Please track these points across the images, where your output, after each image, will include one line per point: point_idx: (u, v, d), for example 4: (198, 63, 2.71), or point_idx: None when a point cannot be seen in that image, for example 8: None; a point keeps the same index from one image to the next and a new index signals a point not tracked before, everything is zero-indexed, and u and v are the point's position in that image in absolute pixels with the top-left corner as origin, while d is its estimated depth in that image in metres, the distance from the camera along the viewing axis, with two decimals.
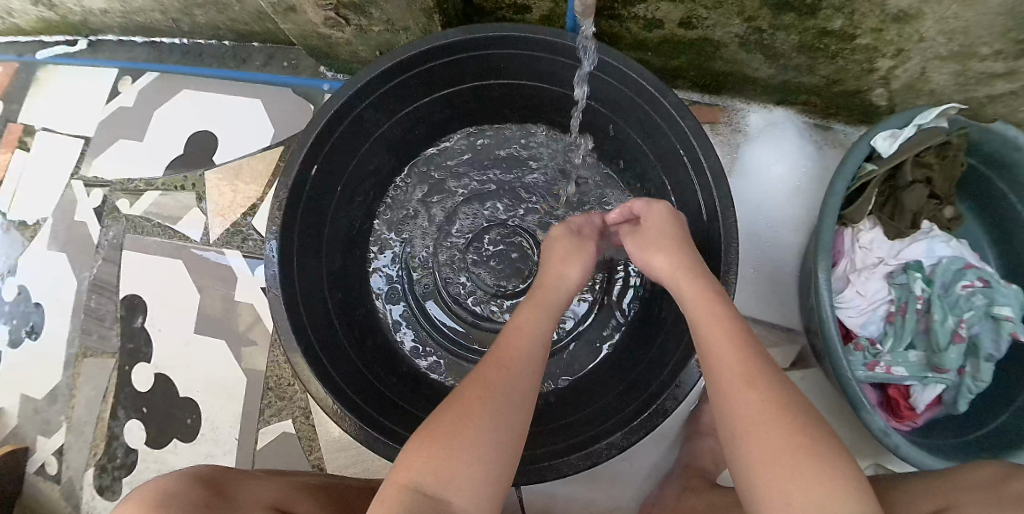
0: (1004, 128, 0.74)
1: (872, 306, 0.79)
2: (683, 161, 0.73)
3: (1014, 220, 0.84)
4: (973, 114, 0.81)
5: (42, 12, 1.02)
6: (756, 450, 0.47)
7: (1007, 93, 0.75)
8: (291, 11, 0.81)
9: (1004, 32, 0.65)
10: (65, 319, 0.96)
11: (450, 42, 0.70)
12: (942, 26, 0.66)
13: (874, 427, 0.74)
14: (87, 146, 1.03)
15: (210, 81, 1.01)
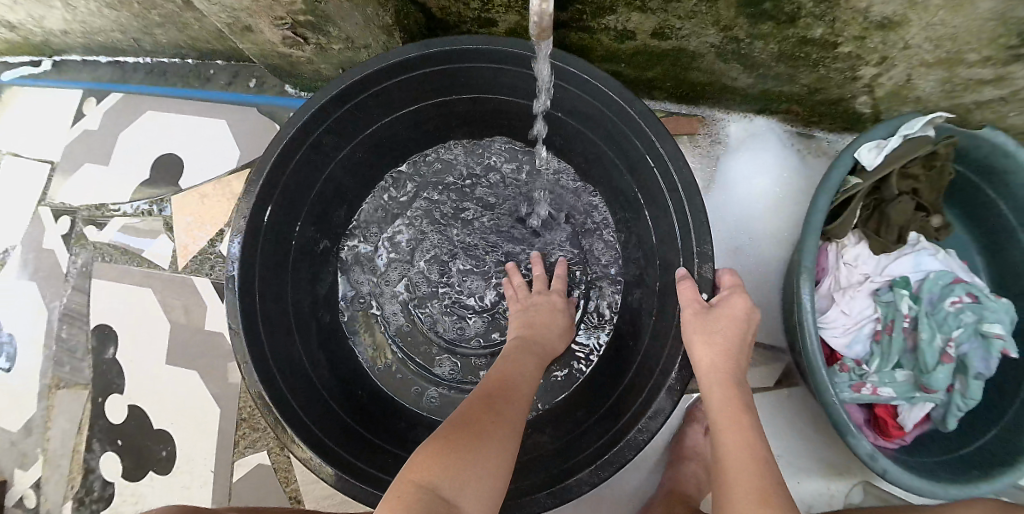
0: (993, 134, 0.71)
1: (858, 325, 0.76)
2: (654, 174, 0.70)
3: (1003, 228, 0.81)
4: (959, 121, 0.76)
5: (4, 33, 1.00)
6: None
7: (994, 99, 0.69)
8: (248, 30, 0.78)
9: (993, 38, 0.59)
10: (37, 350, 0.94)
11: (407, 59, 0.68)
12: (928, 33, 0.61)
13: (862, 451, 0.71)
14: (54, 171, 1.00)
15: (174, 101, 0.98)
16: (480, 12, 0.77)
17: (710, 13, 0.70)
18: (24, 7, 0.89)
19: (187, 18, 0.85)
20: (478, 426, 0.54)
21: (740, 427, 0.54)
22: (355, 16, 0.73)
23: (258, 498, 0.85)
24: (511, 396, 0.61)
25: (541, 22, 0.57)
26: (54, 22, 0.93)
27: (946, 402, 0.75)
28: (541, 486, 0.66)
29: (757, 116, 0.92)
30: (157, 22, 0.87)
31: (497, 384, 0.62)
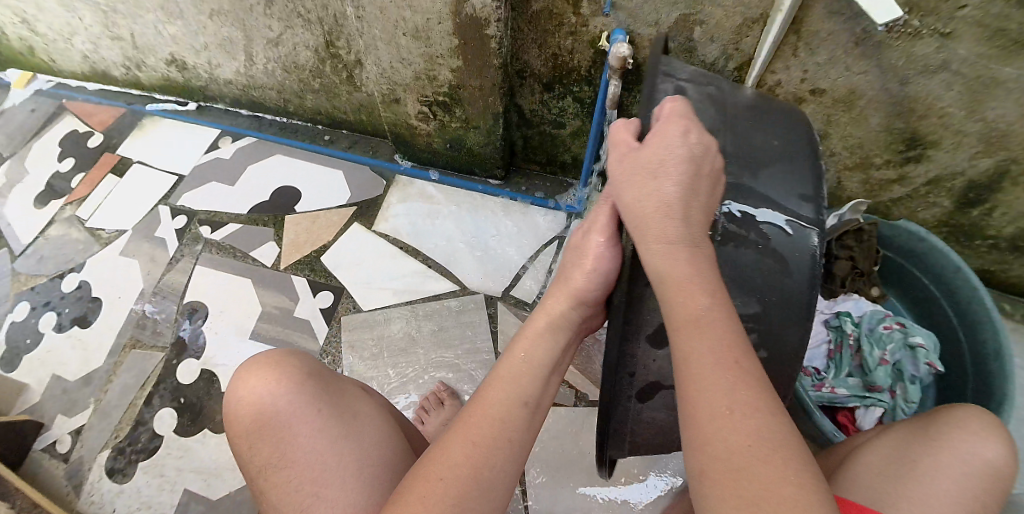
0: (906, 223, 1.05)
1: (815, 344, 1.04)
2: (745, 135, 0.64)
3: (927, 301, 1.09)
4: (884, 215, 1.12)
5: (172, 73, 1.32)
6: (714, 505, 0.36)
7: (903, 198, 1.07)
8: (395, 102, 1.14)
9: (887, 146, 0.99)
10: (122, 310, 1.04)
11: None
12: (845, 142, 1.02)
13: (824, 428, 0.87)
14: (180, 181, 1.22)
15: (301, 151, 1.28)
16: (556, 116, 1.16)
17: None
18: (208, 52, 1.21)
19: (340, 90, 1.20)
20: (435, 479, 0.46)
21: (702, 332, 0.42)
22: (478, 103, 1.10)
23: None
24: (502, 407, 0.50)
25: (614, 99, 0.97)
26: (226, 73, 1.25)
27: (892, 408, 0.97)
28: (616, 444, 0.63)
29: None
30: (315, 89, 1.21)
31: (490, 391, 0.51)
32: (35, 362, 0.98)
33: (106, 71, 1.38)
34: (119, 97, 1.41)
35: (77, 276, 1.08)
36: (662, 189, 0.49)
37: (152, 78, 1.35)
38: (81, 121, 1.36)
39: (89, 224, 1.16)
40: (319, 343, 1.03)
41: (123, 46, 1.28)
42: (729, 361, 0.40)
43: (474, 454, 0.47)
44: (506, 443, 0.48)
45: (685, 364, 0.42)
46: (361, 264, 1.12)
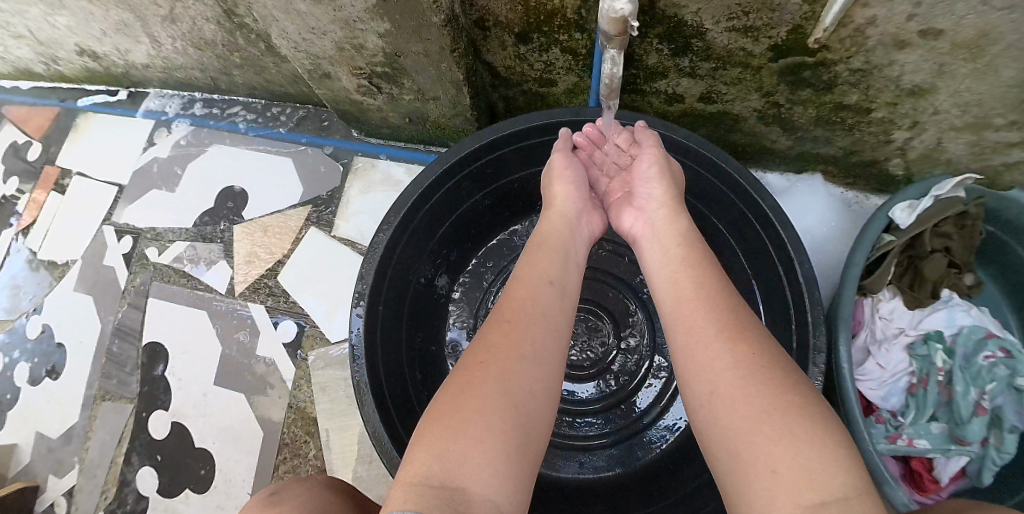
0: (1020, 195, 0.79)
1: (893, 378, 0.82)
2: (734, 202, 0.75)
3: None
4: (989, 182, 0.84)
5: (88, 63, 1.10)
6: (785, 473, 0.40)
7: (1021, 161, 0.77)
8: (327, 78, 0.86)
9: (1018, 104, 0.67)
10: (87, 359, 1.00)
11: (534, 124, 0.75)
12: (956, 99, 0.69)
13: (897, 503, 0.70)
14: (121, 193, 1.10)
15: (245, 137, 1.07)
16: (541, 72, 0.81)
17: (755, 80, 0.75)
18: (111, 39, 0.99)
19: (266, 63, 0.93)
20: (481, 380, 0.48)
21: (694, 315, 0.53)
22: (429, 70, 0.79)
23: None
24: (522, 319, 0.54)
25: (611, 83, 0.64)
26: (139, 57, 1.03)
27: (981, 456, 0.80)
28: None
29: (799, 176, 0.98)
30: (238, 65, 0.96)
31: (506, 314, 0.55)
32: (19, 421, 1.00)
33: (29, 69, 1.18)
34: (50, 91, 1.22)
35: (39, 319, 1.05)
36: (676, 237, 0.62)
37: (74, 70, 1.15)
38: (19, 130, 1.20)
39: (39, 256, 1.10)
40: (286, 386, 0.92)
41: (30, 43, 1.08)
42: (723, 332, 0.50)
43: (501, 358, 0.50)
44: (527, 352, 0.51)
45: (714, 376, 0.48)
46: (322, 284, 0.96)
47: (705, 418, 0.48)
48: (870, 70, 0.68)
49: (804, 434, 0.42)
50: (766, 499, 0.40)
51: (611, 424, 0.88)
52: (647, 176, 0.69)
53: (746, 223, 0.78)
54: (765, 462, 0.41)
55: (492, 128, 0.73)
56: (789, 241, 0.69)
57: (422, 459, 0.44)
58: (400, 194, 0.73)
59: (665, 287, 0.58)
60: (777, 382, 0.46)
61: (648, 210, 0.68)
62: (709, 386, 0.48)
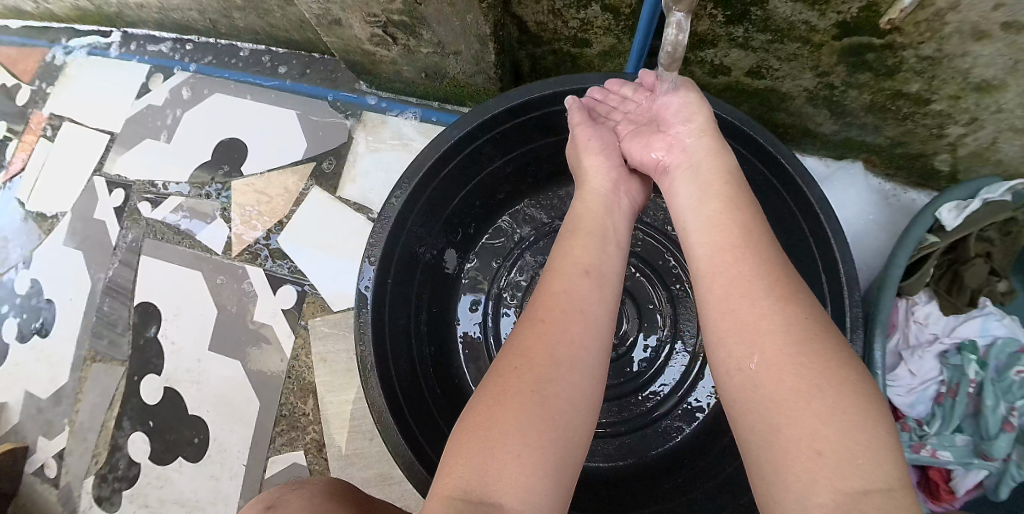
0: None
1: (922, 385, 0.79)
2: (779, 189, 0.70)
3: None
4: None
5: (78, 1, 1.02)
6: (831, 460, 0.35)
7: None
8: (337, 25, 0.78)
9: None
10: (77, 319, 0.97)
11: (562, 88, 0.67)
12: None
13: None
14: (113, 142, 1.04)
15: (246, 86, 1.00)
16: (577, 32, 0.73)
17: (812, 58, 0.69)
18: None
19: (270, 6, 0.86)
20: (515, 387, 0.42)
21: (737, 267, 0.45)
22: (452, 24, 0.71)
23: None
24: (565, 315, 0.47)
25: (674, 52, 0.54)
26: None
27: (999, 471, 0.78)
28: None
29: (840, 163, 0.92)
30: (239, 7, 0.88)
31: (545, 307, 0.48)
32: (11, 379, 0.98)
33: (14, 5, 1.10)
34: (37, 31, 1.14)
35: (27, 274, 1.02)
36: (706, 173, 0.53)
37: (64, 9, 1.06)
38: (6, 72, 1.13)
39: (28, 207, 1.05)
40: (286, 356, 0.88)
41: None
42: (773, 290, 0.43)
43: (546, 361, 0.44)
44: (570, 356, 0.44)
45: (756, 331, 0.42)
46: (326, 247, 0.91)
47: (737, 388, 0.42)
48: (941, 59, 0.62)
49: (859, 416, 0.36)
50: (810, 481, 0.35)
51: (625, 411, 0.84)
52: (682, 106, 0.59)
53: (784, 211, 0.72)
54: (808, 442, 0.36)
55: (519, 92, 0.67)
56: (832, 234, 0.65)
57: (456, 471, 0.40)
58: (414, 159, 0.67)
59: (700, 230, 0.50)
60: (828, 352, 0.40)
61: (683, 138, 0.58)
62: (741, 348, 0.42)
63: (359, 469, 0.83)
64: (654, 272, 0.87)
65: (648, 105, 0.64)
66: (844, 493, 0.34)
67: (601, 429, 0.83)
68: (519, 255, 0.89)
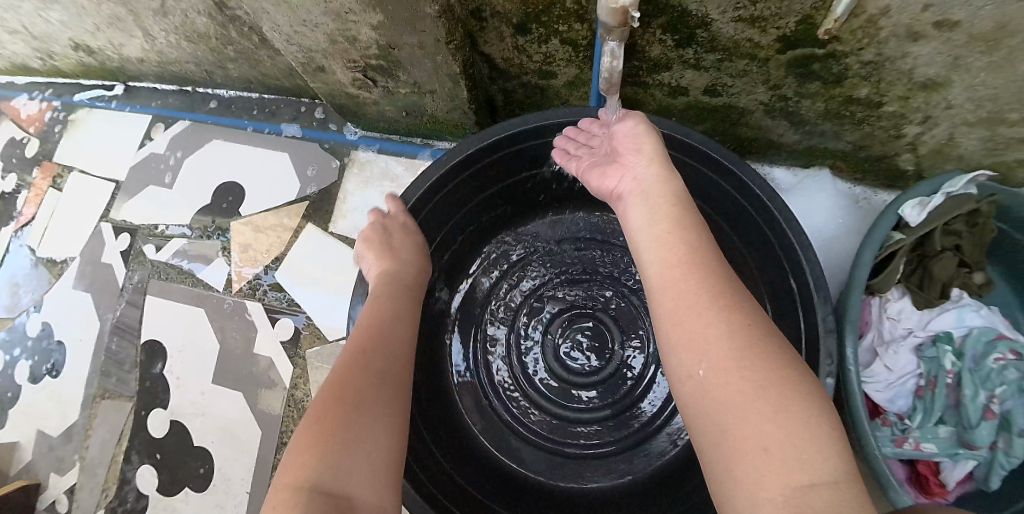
0: None
1: (901, 380, 0.81)
2: (746, 207, 0.74)
3: None
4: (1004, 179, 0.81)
5: (83, 58, 1.10)
6: (773, 459, 0.38)
7: None
8: (321, 71, 0.84)
9: None
10: (86, 358, 1.01)
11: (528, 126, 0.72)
12: (971, 94, 0.67)
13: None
14: (118, 189, 1.10)
15: (239, 131, 1.06)
16: (541, 65, 0.78)
17: (762, 72, 0.73)
18: (104, 33, 0.99)
19: (260, 56, 0.92)
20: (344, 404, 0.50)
21: (684, 282, 0.48)
22: (424, 64, 0.76)
23: None
24: (381, 339, 0.59)
25: (610, 77, 0.61)
26: (133, 51, 1.02)
27: (987, 460, 0.79)
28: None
29: (808, 173, 0.96)
30: (232, 58, 0.95)
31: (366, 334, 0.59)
32: (23, 419, 1.02)
33: (25, 64, 1.17)
34: (45, 88, 1.22)
35: (39, 318, 1.07)
36: (652, 198, 0.56)
37: (69, 65, 1.14)
38: (16, 126, 1.20)
39: (39, 254, 1.11)
40: (286, 384, 0.92)
41: (23, 39, 1.08)
42: (719, 301, 0.46)
43: (372, 374, 0.54)
44: (389, 371, 0.55)
45: (703, 344, 0.44)
46: (320, 280, 0.95)
47: (690, 395, 0.44)
48: (883, 62, 0.66)
49: (799, 417, 0.39)
50: (754, 479, 0.38)
51: (614, 430, 0.86)
52: (634, 134, 0.61)
53: (742, 214, 0.76)
54: (754, 441, 0.39)
55: (475, 138, 0.71)
56: (791, 231, 0.67)
57: (306, 465, 0.45)
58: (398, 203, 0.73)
59: (651, 250, 0.52)
60: (771, 355, 0.43)
61: (634, 166, 0.60)
62: (687, 359, 0.45)
63: None
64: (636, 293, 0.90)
65: (604, 140, 0.68)
66: (789, 488, 0.36)
67: (587, 449, 0.85)
68: (508, 285, 0.93)
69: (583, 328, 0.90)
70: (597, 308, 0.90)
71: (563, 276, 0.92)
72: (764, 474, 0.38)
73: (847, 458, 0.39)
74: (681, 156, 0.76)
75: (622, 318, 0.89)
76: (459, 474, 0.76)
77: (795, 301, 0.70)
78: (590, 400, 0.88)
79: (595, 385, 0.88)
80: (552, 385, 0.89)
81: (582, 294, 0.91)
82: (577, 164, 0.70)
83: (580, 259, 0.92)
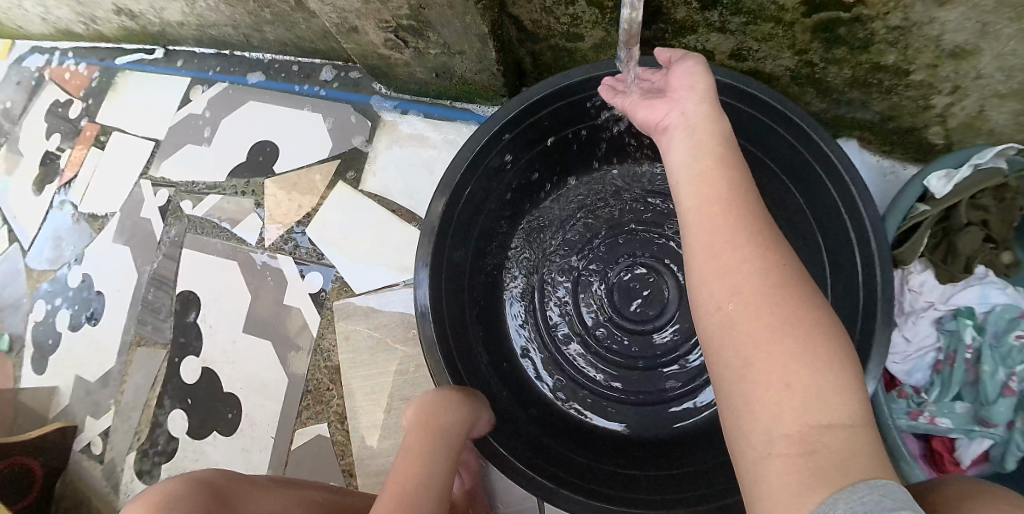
0: None
1: (919, 352, 0.81)
2: (804, 160, 0.75)
3: None
4: None
5: (126, 22, 1.14)
6: (797, 396, 0.38)
7: None
8: (354, 32, 0.86)
9: None
10: (123, 308, 1.06)
11: (572, 81, 0.73)
12: (1001, 63, 0.67)
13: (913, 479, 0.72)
14: (156, 148, 1.14)
15: (274, 93, 1.09)
16: (568, 27, 0.79)
17: (787, 36, 0.74)
18: None
19: (295, 18, 0.95)
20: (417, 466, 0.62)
21: (722, 218, 0.47)
22: (453, 24, 0.78)
23: (315, 466, 0.90)
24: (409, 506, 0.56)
25: (631, 28, 0.64)
26: (173, 14, 1.06)
27: (1004, 441, 0.78)
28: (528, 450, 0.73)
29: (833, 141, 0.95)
30: (268, 20, 0.98)
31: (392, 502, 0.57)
32: (63, 365, 1.07)
33: (70, 28, 1.22)
34: (90, 52, 1.26)
35: (79, 270, 1.12)
36: (692, 133, 0.54)
37: (112, 29, 1.18)
38: (61, 89, 1.26)
39: (81, 209, 1.16)
40: (313, 335, 0.95)
41: (69, 4, 1.12)
42: (754, 239, 0.45)
43: None
44: None
45: (735, 280, 0.44)
46: (349, 237, 0.98)
47: (714, 328, 0.44)
48: (910, 28, 0.66)
49: (824, 362, 0.39)
50: (774, 413, 0.38)
51: (650, 381, 0.90)
52: (693, 76, 0.59)
53: (800, 164, 0.76)
54: (778, 377, 0.39)
55: (541, 86, 0.73)
56: (852, 183, 0.69)
57: None
58: (450, 163, 0.74)
59: (690, 185, 0.51)
60: (804, 296, 0.42)
61: (684, 101, 0.58)
62: (715, 291, 0.45)
63: (378, 440, 0.89)
64: (665, 251, 0.93)
65: (660, 77, 0.65)
66: (808, 426, 0.37)
67: (622, 395, 0.90)
68: (544, 244, 0.95)
69: (619, 285, 0.94)
70: (630, 265, 0.94)
71: (598, 235, 0.95)
72: (785, 408, 0.38)
73: (864, 398, 0.39)
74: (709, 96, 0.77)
75: (656, 276, 0.93)
76: (517, 418, 0.79)
77: (852, 255, 0.72)
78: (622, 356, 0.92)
79: (629, 340, 0.92)
80: (585, 339, 0.94)
81: (614, 253, 0.95)
82: (625, 95, 0.66)
83: (614, 219, 0.95)
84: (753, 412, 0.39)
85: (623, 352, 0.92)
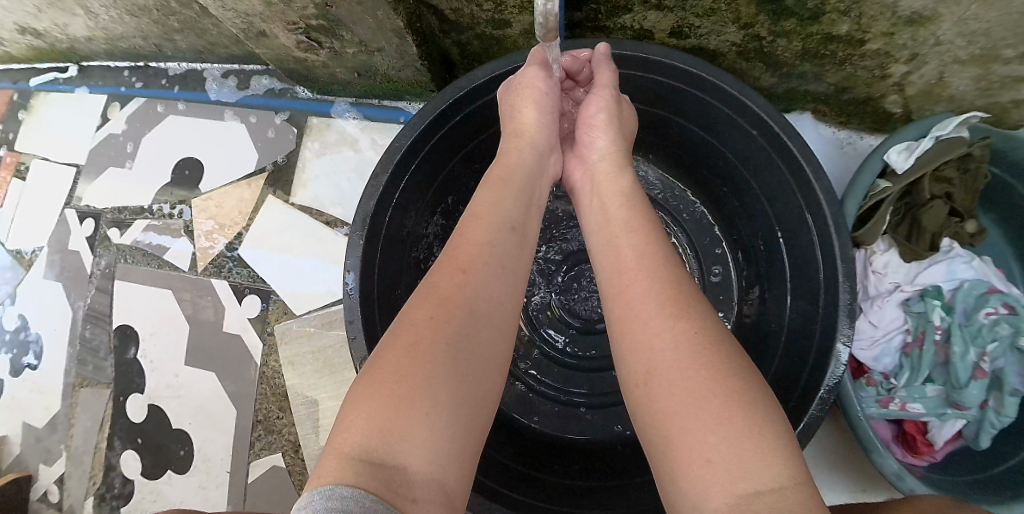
0: None
1: (886, 337, 0.77)
2: (757, 140, 0.69)
3: None
4: (995, 121, 0.76)
5: (32, 41, 1.05)
6: (719, 466, 0.34)
7: None
8: (263, 36, 0.79)
9: None
10: (62, 348, 1.01)
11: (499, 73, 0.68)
12: (961, 28, 0.61)
13: (889, 471, 0.69)
14: (79, 174, 1.07)
15: (195, 104, 1.02)
16: (493, 13, 0.72)
17: (730, 10, 0.67)
18: (45, 13, 0.94)
19: (204, 24, 0.87)
20: (437, 350, 0.40)
21: (633, 286, 0.45)
22: (365, 21, 0.71)
23: (273, 498, 0.87)
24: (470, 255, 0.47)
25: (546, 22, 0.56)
26: (77, 29, 0.97)
27: (977, 419, 0.76)
28: (494, 475, 0.69)
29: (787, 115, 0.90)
30: (176, 28, 0.90)
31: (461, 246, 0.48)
32: (8, 412, 1.03)
33: None
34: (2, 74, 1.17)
35: (14, 311, 1.06)
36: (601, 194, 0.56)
37: (20, 49, 1.09)
38: None
39: (9, 246, 1.09)
40: (257, 362, 0.91)
41: None
42: (665, 307, 0.42)
43: (463, 308, 0.43)
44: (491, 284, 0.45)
45: (649, 355, 0.40)
46: (284, 255, 0.93)
47: (639, 405, 0.40)
48: None
49: (745, 427, 0.35)
50: (700, 493, 0.34)
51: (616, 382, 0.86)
52: (593, 125, 0.63)
53: (750, 145, 0.71)
54: (698, 451, 0.35)
55: (451, 90, 0.68)
56: (804, 160, 0.63)
57: (356, 427, 0.36)
58: (373, 172, 0.68)
59: (601, 252, 0.51)
60: (724, 361, 0.38)
61: (591, 160, 0.62)
62: (631, 363, 0.42)
63: None
64: None
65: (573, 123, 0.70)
66: (736, 496, 0.32)
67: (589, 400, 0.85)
68: None
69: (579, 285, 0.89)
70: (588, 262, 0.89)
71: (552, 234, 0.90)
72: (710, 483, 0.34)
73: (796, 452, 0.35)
74: (656, 77, 0.72)
75: None
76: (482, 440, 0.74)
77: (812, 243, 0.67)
78: (586, 357, 0.88)
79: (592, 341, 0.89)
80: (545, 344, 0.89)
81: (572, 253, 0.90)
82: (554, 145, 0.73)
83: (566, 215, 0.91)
84: (683, 489, 0.35)
85: (586, 353, 0.88)
